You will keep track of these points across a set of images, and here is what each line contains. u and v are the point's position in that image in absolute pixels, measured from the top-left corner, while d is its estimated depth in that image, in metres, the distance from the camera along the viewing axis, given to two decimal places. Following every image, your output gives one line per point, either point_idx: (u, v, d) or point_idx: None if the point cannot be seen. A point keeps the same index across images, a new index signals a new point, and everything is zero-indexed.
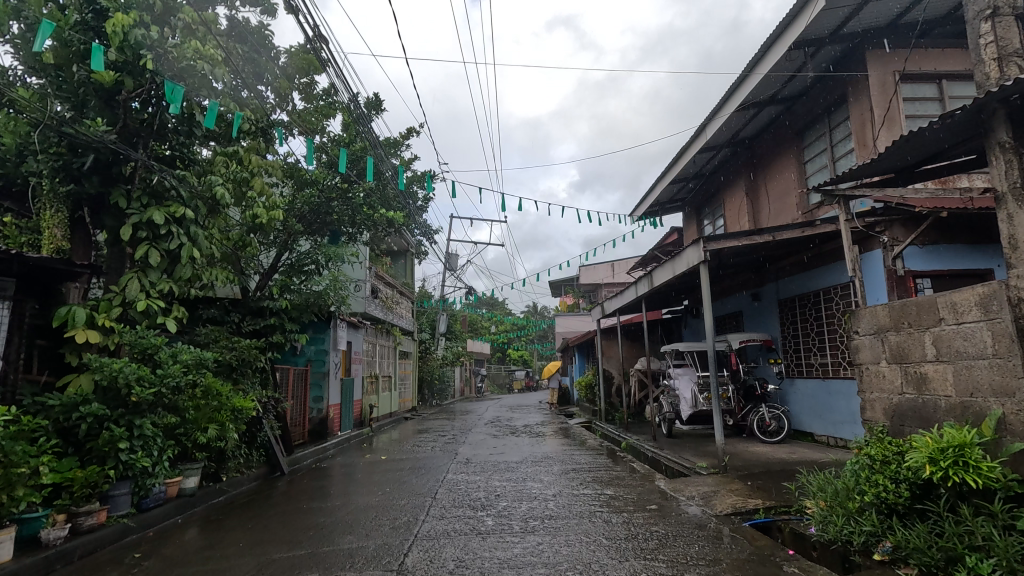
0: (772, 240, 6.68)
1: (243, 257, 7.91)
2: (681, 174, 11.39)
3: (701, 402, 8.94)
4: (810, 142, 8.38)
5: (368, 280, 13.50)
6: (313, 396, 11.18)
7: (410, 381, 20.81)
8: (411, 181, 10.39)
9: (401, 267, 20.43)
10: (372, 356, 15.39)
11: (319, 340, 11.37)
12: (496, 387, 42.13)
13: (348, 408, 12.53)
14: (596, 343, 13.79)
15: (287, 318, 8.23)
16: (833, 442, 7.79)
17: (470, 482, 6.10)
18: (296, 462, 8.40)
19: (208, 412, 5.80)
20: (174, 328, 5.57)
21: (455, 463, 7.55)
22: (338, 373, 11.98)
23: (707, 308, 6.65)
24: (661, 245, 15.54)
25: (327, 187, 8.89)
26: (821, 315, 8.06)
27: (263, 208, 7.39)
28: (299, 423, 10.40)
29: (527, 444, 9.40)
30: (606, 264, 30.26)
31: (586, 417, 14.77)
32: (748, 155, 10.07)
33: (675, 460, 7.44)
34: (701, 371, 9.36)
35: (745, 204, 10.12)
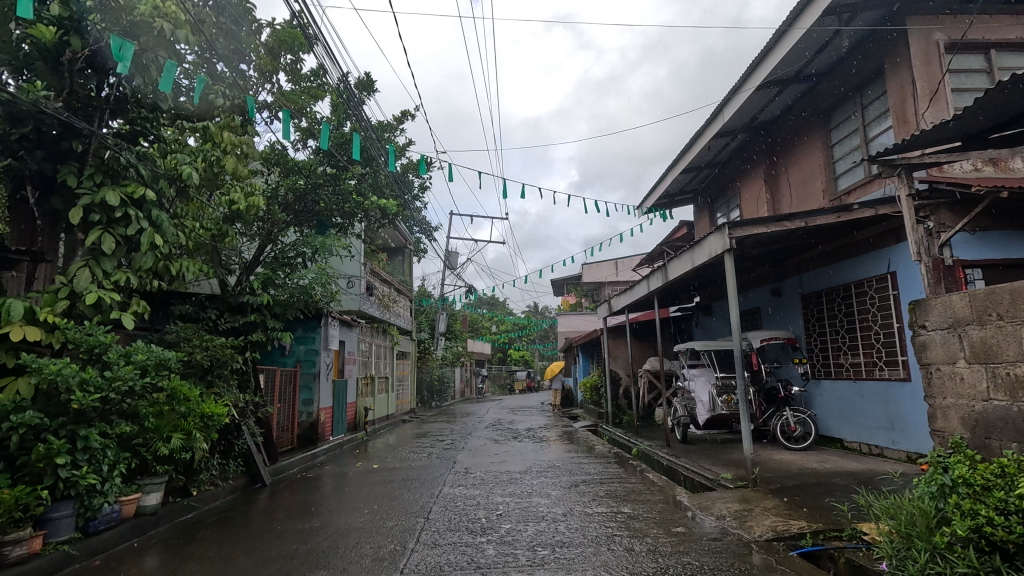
0: (804, 226, 5.99)
1: (221, 248, 7.24)
2: (693, 162, 10.69)
3: (719, 406, 8.25)
4: (839, 123, 7.70)
5: (363, 276, 12.84)
6: (303, 399, 10.52)
7: (408, 383, 20.17)
8: (407, 169, 9.75)
9: (399, 265, 19.79)
10: (368, 356, 14.74)
11: (309, 339, 10.70)
12: (496, 388, 41.44)
13: (341, 410, 11.88)
14: (602, 343, 13.11)
15: (269, 315, 7.56)
16: (865, 449, 7.11)
17: (468, 498, 5.42)
18: (280, 471, 7.72)
19: (171, 421, 5.12)
20: (131, 324, 4.89)
21: (454, 474, 6.86)
22: (330, 374, 11.33)
23: (732, 302, 5.97)
24: (669, 240, 14.86)
25: (315, 174, 8.23)
26: (852, 310, 7.35)
27: (241, 194, 6.73)
28: (287, 427, 9.74)
29: (530, 452, 8.72)
30: (608, 262, 29.61)
31: (592, 420, 14.08)
32: (767, 140, 9.39)
33: (695, 471, 6.76)
34: (718, 372, 8.67)
35: (764, 193, 9.45)
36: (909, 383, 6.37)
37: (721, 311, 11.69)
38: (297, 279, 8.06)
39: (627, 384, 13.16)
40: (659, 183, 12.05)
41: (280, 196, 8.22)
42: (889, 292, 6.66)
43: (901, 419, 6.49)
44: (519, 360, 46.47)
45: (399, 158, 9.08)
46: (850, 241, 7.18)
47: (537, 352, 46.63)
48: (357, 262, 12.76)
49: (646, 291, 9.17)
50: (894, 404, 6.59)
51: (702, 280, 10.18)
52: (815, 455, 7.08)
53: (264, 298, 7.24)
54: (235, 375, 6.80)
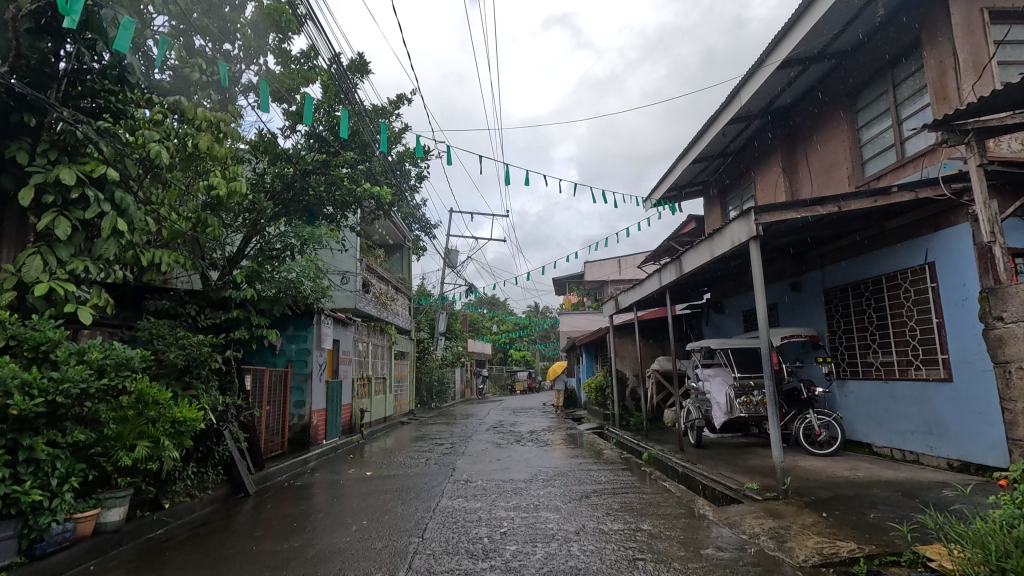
0: (837, 211, 5.45)
1: (202, 239, 6.70)
2: (705, 151, 10.15)
3: (737, 408, 7.71)
4: (867, 103, 7.16)
5: (358, 272, 12.31)
6: (294, 401, 10.00)
7: (407, 385, 19.64)
8: (403, 158, 9.22)
9: (397, 262, 19.28)
10: (365, 357, 14.23)
11: (300, 338, 10.16)
12: (497, 389, 40.87)
13: (336, 413, 11.33)
14: (608, 342, 12.57)
15: (254, 311, 7.03)
16: (896, 455, 6.61)
17: (468, 512, 4.89)
18: (266, 479, 7.21)
19: (135, 427, 4.58)
20: (89, 319, 4.33)
21: (453, 482, 6.34)
22: (323, 375, 10.80)
23: (759, 295, 5.43)
24: (676, 235, 14.32)
25: (304, 161, 7.71)
26: (882, 305, 6.81)
27: (222, 179, 6.21)
28: (277, 431, 9.21)
29: (534, 457, 8.19)
30: (611, 260, 29.10)
31: (597, 422, 13.53)
32: (785, 126, 8.87)
33: (715, 480, 6.23)
34: (736, 372, 8.13)
35: (781, 182, 8.93)
36: (950, 384, 5.85)
37: (734, 308, 11.15)
38: (285, 272, 7.54)
39: (634, 385, 12.60)
40: (669, 174, 11.51)
41: (267, 184, 7.69)
42: (927, 285, 6.12)
43: (940, 424, 5.96)
44: (519, 360, 45.92)
45: (395, 145, 8.57)
46: (881, 229, 6.65)
47: (539, 352, 46.08)
48: (352, 259, 12.22)
49: (658, 286, 8.61)
50: (931, 407, 6.06)
51: (715, 275, 9.64)
52: (843, 461, 6.55)
53: (248, 292, 6.70)
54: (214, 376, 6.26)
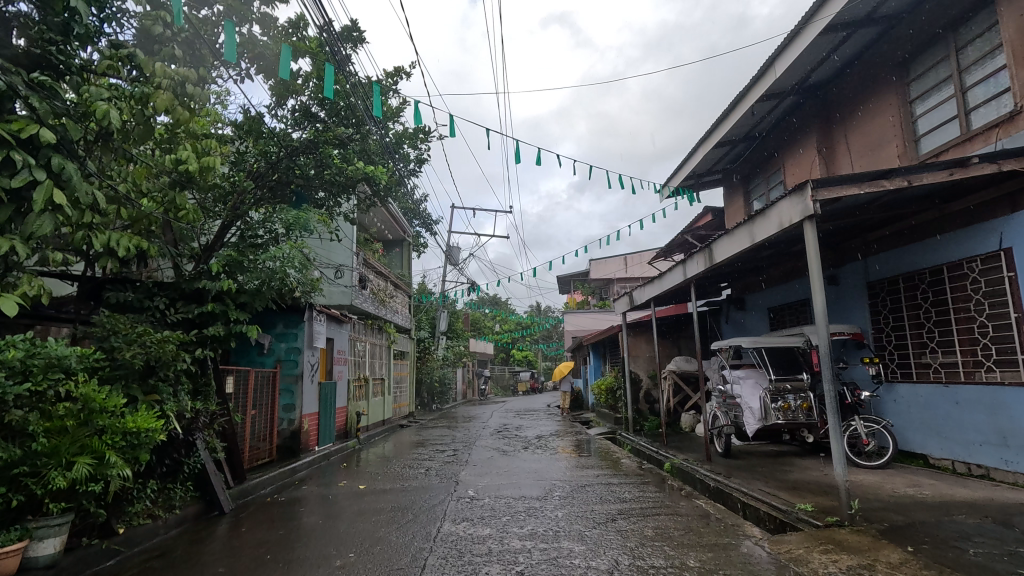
0: (907, 186, 4.66)
1: (173, 223, 5.92)
2: (730, 134, 9.36)
3: (773, 415, 6.92)
4: (922, 72, 6.37)
5: (355, 266, 11.58)
6: (283, 404, 9.22)
7: (407, 386, 18.86)
8: (402, 139, 8.44)
9: (397, 258, 18.52)
10: (362, 357, 13.46)
11: (290, 336, 9.38)
12: (499, 390, 40.04)
13: (330, 417, 10.55)
14: (620, 341, 11.80)
15: (233, 304, 6.24)
16: (958, 468, 5.82)
17: (475, 542, 4.12)
18: (247, 493, 6.45)
19: (75, 441, 3.82)
20: (14, 310, 3.48)
21: (457, 500, 5.55)
22: (316, 376, 10.03)
23: (815, 285, 4.64)
24: (692, 228, 13.54)
25: (290, 138, 6.94)
26: (943, 299, 6.03)
27: (192, 153, 5.44)
28: (262, 438, 8.44)
29: (546, 468, 7.41)
30: (618, 258, 28.31)
31: (608, 426, 12.73)
32: (820, 103, 8.08)
33: (756, 498, 5.46)
34: (769, 374, 7.33)
35: (816, 165, 8.14)
36: None
37: (758, 305, 10.36)
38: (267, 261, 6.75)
39: (649, 387, 11.81)
40: (688, 160, 10.72)
41: (250, 164, 6.95)
42: (1003, 275, 5.34)
43: (1018, 434, 5.18)
44: (522, 360, 45.15)
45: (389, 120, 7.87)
46: (943, 212, 5.84)
47: (541, 352, 45.27)
48: (348, 252, 11.47)
49: (683, 278, 7.82)
50: (1006, 415, 5.29)
51: (741, 267, 8.85)
52: (901, 476, 5.76)
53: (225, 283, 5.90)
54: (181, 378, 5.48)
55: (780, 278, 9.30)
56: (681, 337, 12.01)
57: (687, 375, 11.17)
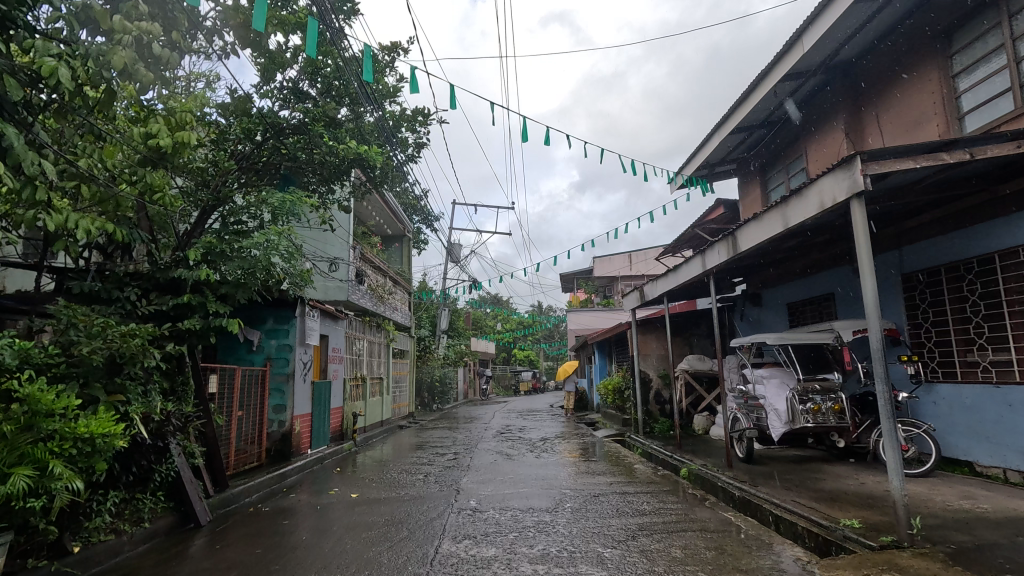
0: (970, 159, 4.11)
1: (144, 205, 5.37)
2: (748, 118, 8.81)
3: (801, 418, 6.36)
4: (967, 42, 5.83)
5: (351, 261, 11.19)
6: (272, 405, 8.69)
7: (407, 385, 18.33)
8: (400, 123, 7.93)
9: (396, 253, 18.00)
10: (360, 355, 12.93)
11: (281, 333, 8.84)
12: (500, 390, 39.44)
13: (323, 418, 10.02)
14: (629, 339, 11.28)
15: (213, 296, 5.67)
16: (1011, 477, 5.25)
17: (480, 566, 3.56)
18: (228, 501, 5.91)
19: (13, 449, 3.33)
20: None
21: (458, 513, 5.00)
22: (309, 375, 9.49)
23: (864, 271, 4.06)
24: (703, 222, 13.01)
25: (278, 117, 6.44)
26: (994, 290, 5.48)
27: (163, 126, 4.89)
28: (248, 441, 7.91)
29: (555, 475, 6.87)
30: (622, 256, 27.81)
31: (616, 428, 12.17)
32: (848, 83, 7.54)
33: (790, 510, 4.91)
34: (797, 373, 6.76)
35: (843, 150, 7.60)
36: None
37: (776, 300, 9.81)
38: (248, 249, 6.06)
39: (659, 387, 11.27)
40: (703, 147, 10.16)
41: (233, 146, 6.43)
42: None
43: None
44: (523, 360, 44.61)
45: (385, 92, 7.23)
46: (994, 194, 5.29)
47: (543, 351, 44.70)
48: (344, 246, 11.00)
49: (701, 269, 7.26)
50: None
51: (760, 260, 8.30)
52: (949, 486, 5.20)
53: (203, 273, 5.32)
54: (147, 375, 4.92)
55: (802, 272, 8.75)
56: (693, 335, 11.45)
57: (699, 375, 10.62)
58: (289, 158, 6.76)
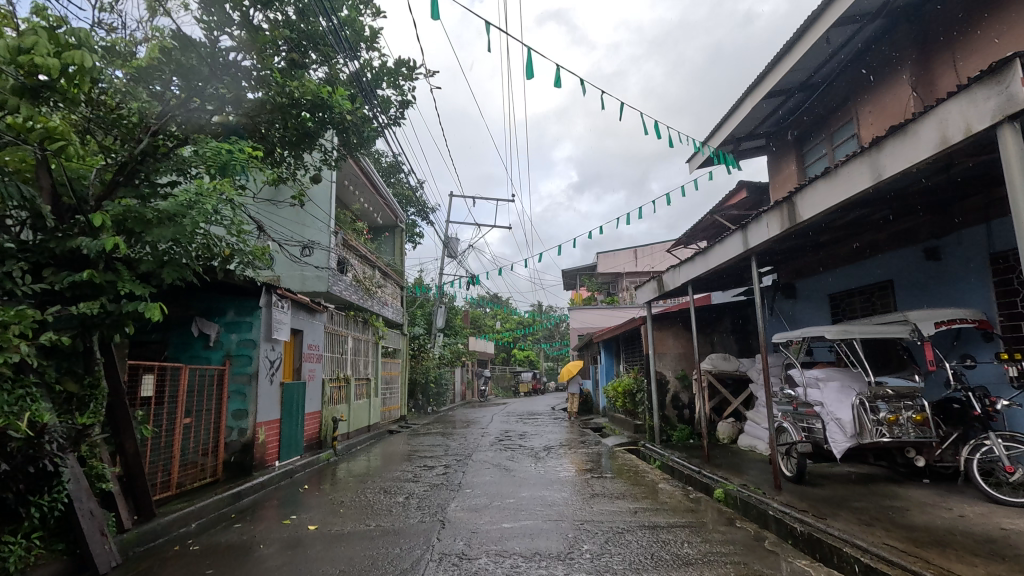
0: None
1: (30, 152, 4.08)
2: (789, 78, 7.53)
3: (871, 432, 5.13)
4: None
5: (331, 248, 10.38)
6: (233, 410, 7.43)
7: (398, 387, 17.09)
8: (381, 77, 6.73)
9: (388, 245, 16.80)
10: (343, 353, 11.70)
11: (243, 326, 7.60)
12: (501, 391, 38.14)
13: (295, 424, 8.77)
14: (644, 335, 10.05)
15: (129, 273, 4.42)
16: None
17: None
18: (151, 536, 4.65)
19: None
20: None
21: (441, 562, 3.74)
22: (278, 375, 8.21)
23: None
24: (723, 208, 11.79)
25: (223, 56, 5.19)
26: None
27: (44, 39, 3.61)
28: (197, 454, 6.67)
29: (563, 499, 5.61)
30: (627, 251, 26.69)
31: (628, 435, 10.92)
32: (915, 26, 6.28)
33: (883, 558, 3.66)
34: (867, 377, 5.50)
35: (912, 105, 6.31)
36: None
37: (814, 291, 8.58)
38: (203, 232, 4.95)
39: (676, 390, 10.02)
40: (732, 115, 8.89)
41: (163, 86, 5.13)
42: None
43: None
44: (523, 360, 43.43)
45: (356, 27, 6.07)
46: None
47: (543, 351, 43.48)
48: (327, 234, 10.27)
49: (742, 248, 6.00)
50: None
51: (803, 241, 7.07)
52: None
53: (109, 241, 4.04)
54: (16, 377, 3.69)
55: (851, 256, 7.51)
56: (715, 332, 10.22)
57: (724, 376, 9.40)
58: (239, 106, 5.53)
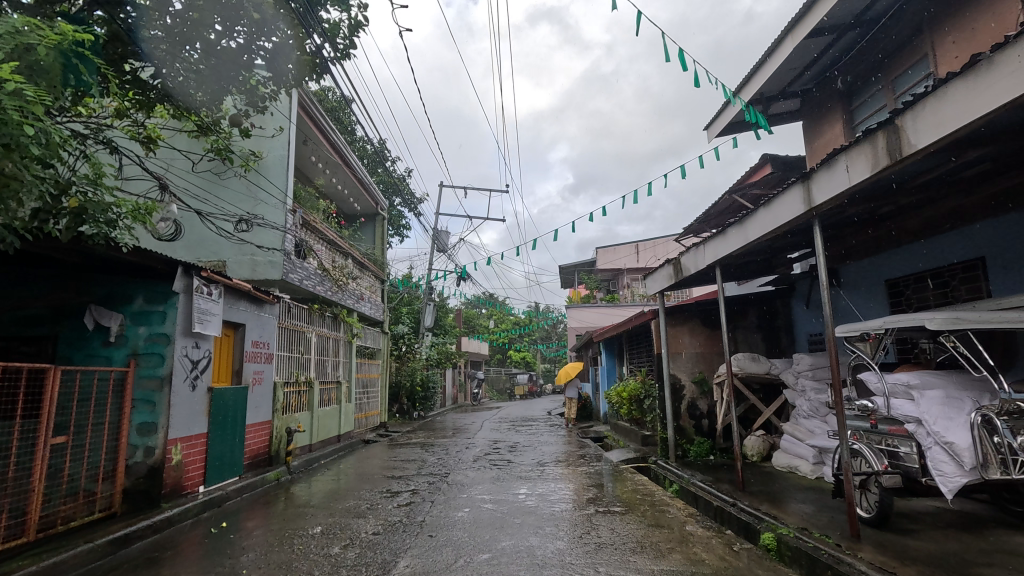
0: None
1: None
2: (846, 5, 5.99)
3: (1004, 470, 3.54)
4: None
5: (287, 228, 8.82)
6: (137, 424, 5.79)
7: (378, 391, 15.47)
8: None
9: (369, 234, 15.30)
10: (306, 352, 10.12)
11: (154, 318, 6.00)
12: (496, 393, 36.59)
13: (230, 439, 7.15)
14: (656, 331, 8.48)
15: None
16: None
17: None
18: None
19: None
20: None
21: None
22: (205, 380, 6.60)
23: None
24: (744, 186, 10.27)
25: None
26: None
27: None
28: (79, 481, 5.09)
29: (556, 556, 3.99)
30: (628, 245, 25.19)
31: (636, 448, 9.33)
32: None
33: None
34: (986, 397, 3.94)
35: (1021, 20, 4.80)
36: None
37: (864, 276, 7.02)
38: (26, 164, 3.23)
39: (693, 397, 8.43)
40: (768, 61, 7.36)
41: None
42: None
43: None
44: (520, 362, 41.87)
45: None
46: None
47: (541, 352, 41.87)
48: (282, 212, 8.77)
49: (801, 210, 4.41)
50: None
51: (867, 208, 5.51)
52: None
53: None
54: None
55: (924, 230, 5.97)
56: (737, 327, 8.68)
57: (750, 381, 7.85)
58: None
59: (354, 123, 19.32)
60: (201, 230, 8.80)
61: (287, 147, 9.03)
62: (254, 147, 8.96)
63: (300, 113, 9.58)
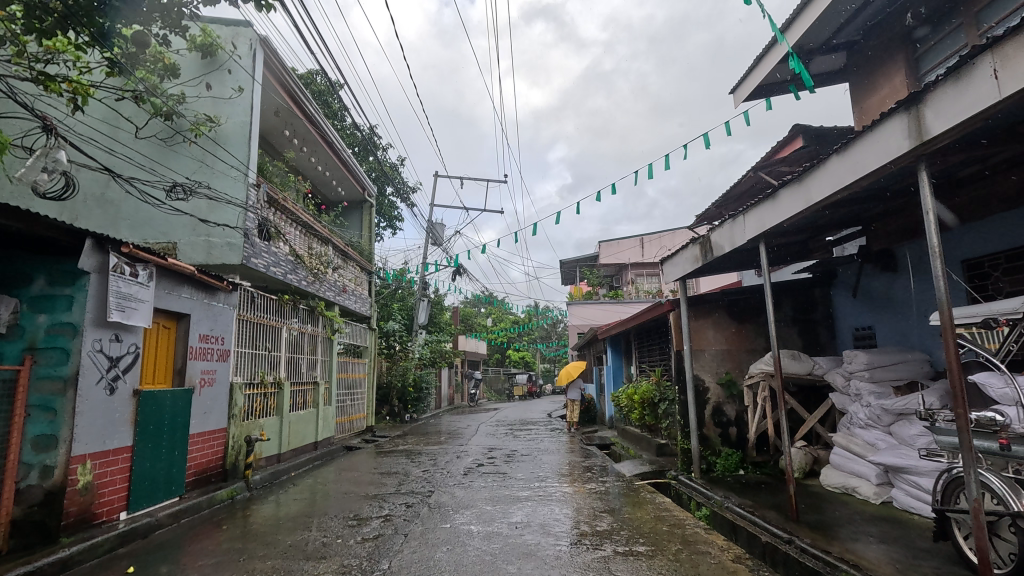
0: None
1: None
2: None
3: None
4: None
5: (250, 205, 7.60)
6: (30, 437, 4.55)
7: (364, 393, 14.27)
8: None
9: (355, 223, 14.09)
10: (276, 349, 8.93)
11: (59, 304, 4.80)
12: (494, 394, 35.25)
13: (167, 453, 5.95)
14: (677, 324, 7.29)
15: None
16: None
17: None
18: None
19: None
20: None
21: None
22: (129, 380, 5.39)
23: None
24: (771, 162, 9.08)
25: None
26: None
27: None
28: None
29: None
30: (633, 240, 23.97)
31: (651, 460, 8.11)
32: None
33: None
34: None
35: None
36: None
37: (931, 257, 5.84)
38: None
39: (719, 401, 7.24)
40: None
41: None
42: None
43: None
44: (519, 362, 40.60)
45: None
46: None
47: (541, 352, 40.61)
48: (243, 186, 7.55)
49: (900, 149, 3.21)
50: None
51: (959, 163, 4.32)
52: None
53: None
54: None
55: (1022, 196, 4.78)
56: (770, 321, 7.49)
57: (789, 382, 6.66)
58: None
59: (343, 108, 18.12)
60: (149, 208, 7.59)
61: (249, 111, 7.77)
62: (211, 111, 7.74)
63: (268, 76, 8.36)
